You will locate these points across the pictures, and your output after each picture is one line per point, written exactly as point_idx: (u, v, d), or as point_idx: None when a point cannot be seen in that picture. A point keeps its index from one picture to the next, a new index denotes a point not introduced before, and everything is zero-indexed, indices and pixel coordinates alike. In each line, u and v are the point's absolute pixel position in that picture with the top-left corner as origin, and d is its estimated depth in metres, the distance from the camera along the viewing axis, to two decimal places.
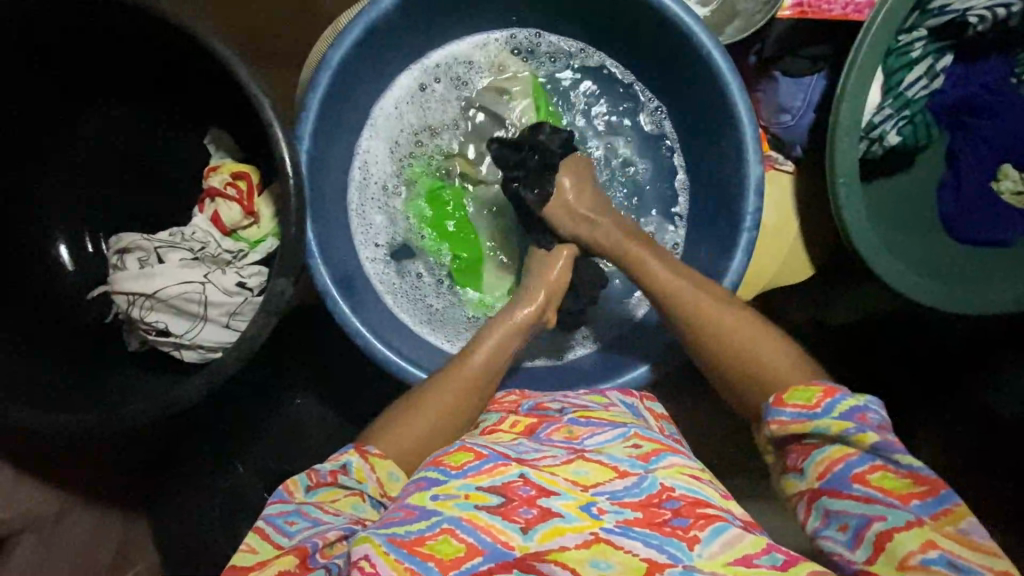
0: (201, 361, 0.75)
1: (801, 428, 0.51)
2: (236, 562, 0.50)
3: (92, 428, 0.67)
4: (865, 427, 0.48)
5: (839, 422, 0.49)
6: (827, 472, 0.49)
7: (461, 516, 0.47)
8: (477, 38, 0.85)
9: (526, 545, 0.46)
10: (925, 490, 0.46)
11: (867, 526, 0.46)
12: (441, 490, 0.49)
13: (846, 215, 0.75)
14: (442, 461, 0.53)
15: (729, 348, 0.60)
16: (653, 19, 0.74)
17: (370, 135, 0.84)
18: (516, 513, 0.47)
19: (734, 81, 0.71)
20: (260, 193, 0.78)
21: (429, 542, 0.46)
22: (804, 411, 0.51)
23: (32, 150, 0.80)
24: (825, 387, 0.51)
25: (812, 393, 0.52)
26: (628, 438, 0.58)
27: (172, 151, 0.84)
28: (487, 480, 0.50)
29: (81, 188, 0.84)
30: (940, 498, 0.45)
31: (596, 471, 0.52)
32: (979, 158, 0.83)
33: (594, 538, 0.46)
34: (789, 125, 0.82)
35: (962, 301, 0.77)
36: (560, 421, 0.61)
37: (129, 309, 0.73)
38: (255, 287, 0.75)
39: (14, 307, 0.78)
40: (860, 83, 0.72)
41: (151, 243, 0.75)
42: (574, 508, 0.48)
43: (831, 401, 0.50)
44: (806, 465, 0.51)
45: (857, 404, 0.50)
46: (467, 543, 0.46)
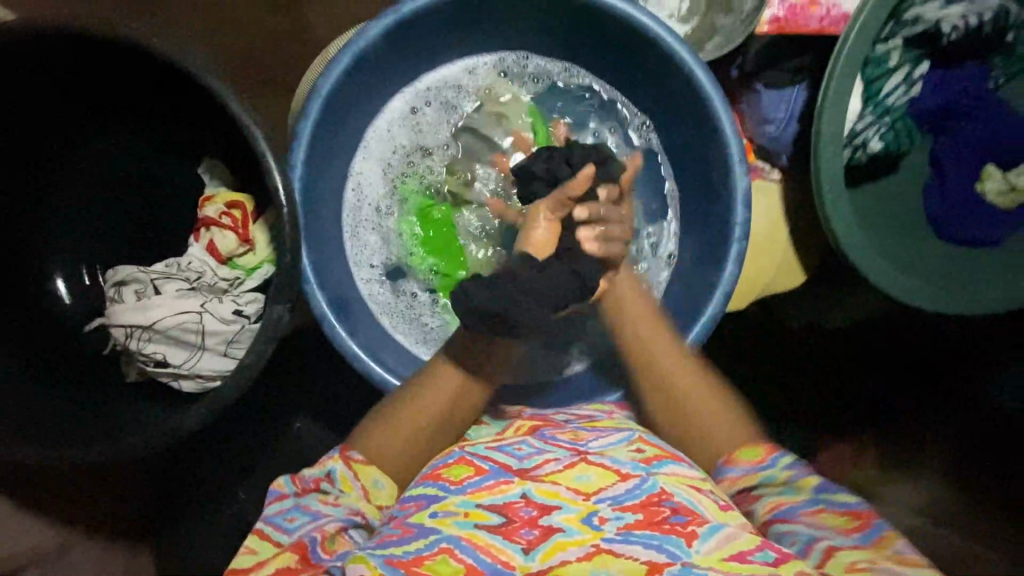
0: (197, 391, 0.75)
1: (750, 480, 0.57)
2: (237, 563, 0.52)
3: (94, 460, 0.68)
4: (803, 472, 0.56)
5: (784, 471, 0.56)
6: (775, 508, 0.54)
7: (461, 535, 0.47)
8: (465, 63, 0.86)
9: (528, 564, 0.46)
10: (860, 524, 0.51)
11: (816, 540, 0.50)
12: (440, 507, 0.49)
13: (834, 221, 0.76)
14: (442, 475, 0.53)
15: (672, 398, 0.63)
16: (637, 38, 0.75)
17: (361, 156, 0.85)
18: (518, 533, 0.48)
19: (716, 96, 0.72)
20: (254, 221, 0.79)
21: (427, 562, 0.46)
22: (753, 464, 0.57)
23: (32, 163, 0.80)
24: (766, 444, 0.59)
25: (758, 450, 0.58)
26: (632, 441, 0.57)
27: (167, 162, 0.85)
28: (487, 497, 0.50)
29: (76, 199, 0.84)
30: (875, 530, 0.51)
31: (599, 476, 0.52)
32: (960, 162, 0.85)
33: (596, 550, 0.47)
34: (774, 135, 0.83)
35: (947, 300, 0.79)
36: (564, 427, 0.61)
37: (126, 341, 0.73)
38: (251, 314, 0.75)
39: (14, 327, 0.80)
40: (839, 95, 0.73)
41: (147, 275, 0.76)
42: (576, 522, 0.48)
43: (774, 456, 0.58)
44: (755, 504, 0.55)
45: (795, 459, 0.57)
46: (467, 564, 0.46)
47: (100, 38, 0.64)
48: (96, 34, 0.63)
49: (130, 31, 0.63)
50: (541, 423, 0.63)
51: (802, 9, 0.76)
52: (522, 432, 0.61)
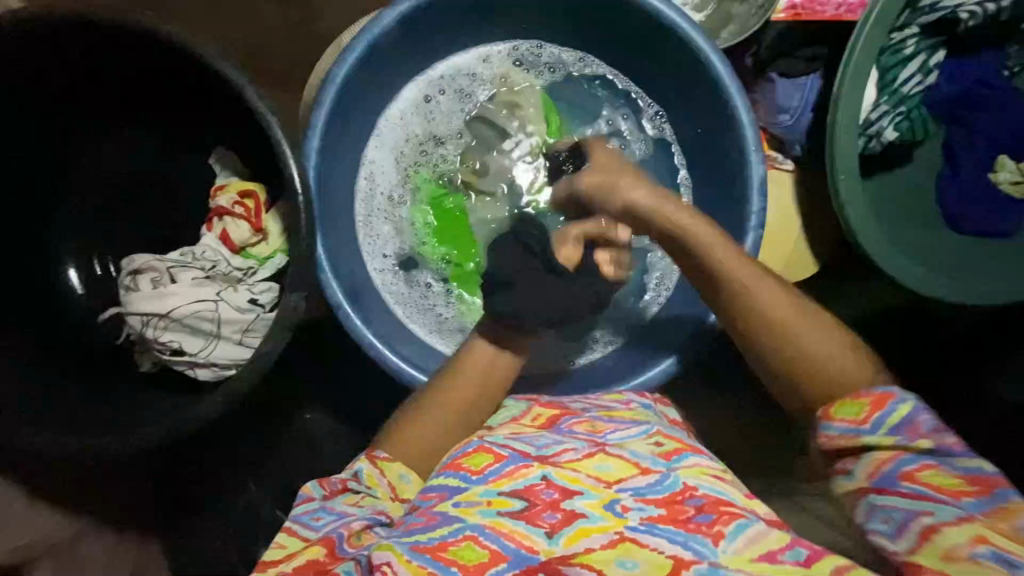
0: (212, 379, 0.75)
1: (851, 441, 0.49)
2: (265, 559, 0.51)
3: (108, 449, 0.68)
4: (914, 438, 0.48)
5: (889, 435, 0.48)
6: (875, 472, 0.48)
7: (484, 523, 0.47)
8: (479, 52, 0.86)
9: (551, 549, 0.46)
10: (978, 490, 0.46)
11: (914, 519, 0.45)
12: (463, 497, 0.49)
13: (849, 210, 0.76)
14: (462, 465, 0.52)
15: (773, 335, 0.54)
16: (653, 26, 0.75)
17: (374, 145, 0.84)
18: (541, 517, 0.48)
19: (733, 84, 0.72)
20: (267, 211, 0.79)
21: (451, 547, 0.45)
22: (854, 423, 0.49)
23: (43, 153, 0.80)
24: (873, 397, 0.49)
25: (862, 405, 0.50)
26: (652, 435, 0.57)
27: (178, 152, 0.85)
28: (508, 485, 0.50)
29: (87, 189, 0.84)
30: (995, 495, 0.45)
31: (619, 467, 0.52)
32: (974, 151, 0.85)
33: (620, 537, 0.46)
34: (788, 125, 0.82)
35: (961, 291, 0.78)
36: (582, 416, 0.61)
37: (143, 329, 0.73)
38: (267, 303, 0.75)
39: (26, 318, 0.80)
40: (855, 83, 0.73)
41: (163, 263, 0.76)
42: (597, 508, 0.48)
43: (882, 414, 0.49)
44: (856, 466, 0.49)
45: (908, 411, 0.49)
46: (491, 549, 0.46)
47: (114, 25, 0.63)
48: (110, 20, 0.63)
49: (144, 18, 0.63)
50: (558, 408, 0.62)
51: None
52: (540, 424, 0.59)
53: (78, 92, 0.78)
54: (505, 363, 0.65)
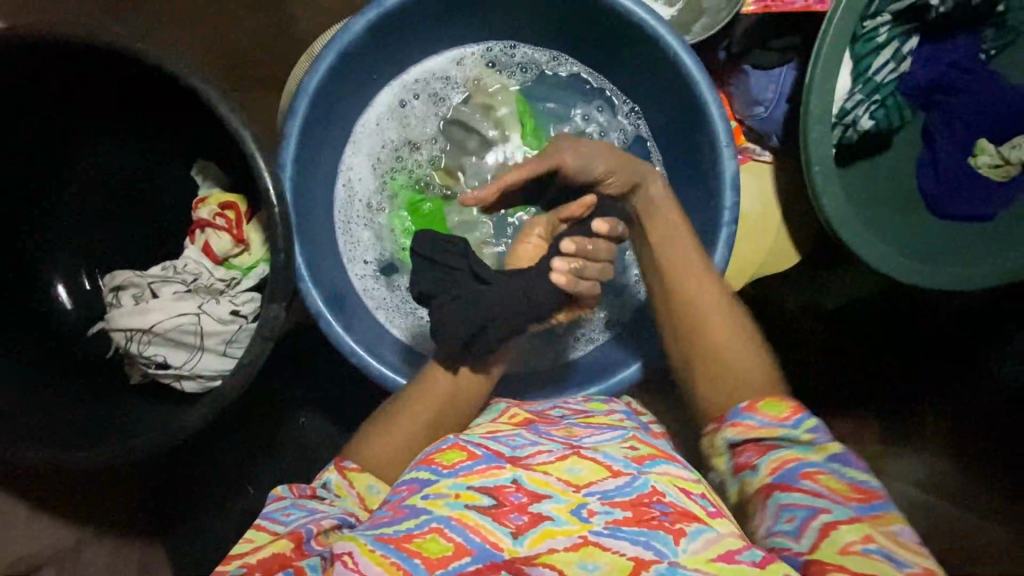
0: (200, 390, 0.76)
1: (769, 431, 0.55)
2: (231, 555, 0.51)
3: (100, 463, 0.69)
4: (825, 440, 0.54)
5: (806, 433, 0.54)
6: (781, 468, 0.53)
7: (450, 516, 0.48)
8: (453, 55, 0.86)
9: (516, 548, 0.47)
10: (863, 496, 0.51)
11: (814, 517, 0.50)
12: (432, 489, 0.50)
13: (826, 201, 0.76)
14: (434, 460, 0.53)
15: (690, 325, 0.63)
16: (622, 26, 0.75)
17: (351, 151, 0.85)
18: (508, 517, 0.48)
19: (703, 80, 0.72)
20: (248, 221, 0.80)
21: (416, 539, 0.47)
22: (775, 418, 0.55)
23: (27, 172, 0.81)
24: (794, 402, 0.56)
25: (783, 407, 0.56)
26: (626, 439, 0.58)
27: (160, 165, 0.86)
28: (479, 480, 0.51)
29: (71, 206, 0.85)
30: (874, 506, 0.50)
31: (590, 469, 0.52)
32: (953, 136, 0.84)
33: (583, 542, 0.47)
34: (763, 117, 0.82)
35: (939, 277, 0.78)
36: (559, 422, 0.63)
37: (127, 344, 0.74)
38: (249, 313, 0.76)
39: (18, 335, 0.81)
40: (827, 74, 0.73)
41: (144, 279, 0.77)
42: (565, 512, 0.49)
43: (798, 418, 0.55)
44: (761, 461, 0.54)
45: (817, 422, 0.55)
46: (456, 543, 0.47)
47: (86, 46, 0.64)
48: (82, 41, 0.63)
49: (111, 35, 0.63)
50: (538, 417, 0.64)
51: None
52: (517, 423, 0.62)
53: (71, 96, 0.77)
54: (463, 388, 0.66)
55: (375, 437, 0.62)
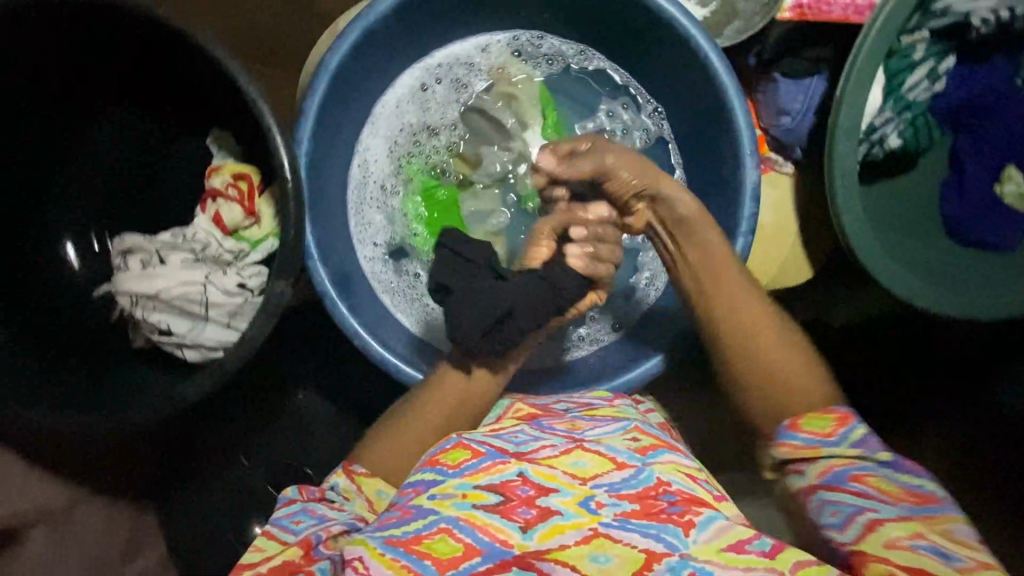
0: (201, 360, 0.75)
1: (812, 449, 0.55)
2: (242, 560, 0.51)
3: (98, 426, 0.70)
4: (873, 449, 0.54)
5: (851, 447, 0.54)
6: (828, 473, 0.53)
7: (459, 516, 0.47)
8: (479, 41, 0.85)
9: (525, 544, 0.46)
10: (917, 503, 0.50)
11: (860, 514, 0.50)
12: (438, 490, 0.50)
13: (845, 218, 0.75)
14: (440, 460, 0.53)
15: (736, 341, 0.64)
16: (653, 23, 0.73)
17: (368, 131, 0.84)
18: (515, 512, 0.48)
19: (731, 85, 0.71)
20: (260, 194, 0.79)
21: (426, 540, 0.46)
22: (817, 434, 0.56)
23: (44, 129, 0.80)
24: (839, 415, 0.56)
25: (827, 421, 0.56)
26: (629, 431, 0.59)
27: (175, 132, 0.85)
28: (485, 479, 0.50)
29: (85, 167, 0.85)
30: (928, 507, 0.49)
31: (595, 463, 0.53)
32: (979, 160, 0.83)
33: (593, 534, 0.47)
34: (789, 128, 0.81)
35: (952, 304, 0.77)
36: (563, 417, 0.63)
37: (132, 309, 0.74)
38: (255, 287, 0.76)
39: (25, 292, 0.81)
40: (859, 88, 0.71)
41: (153, 244, 0.76)
42: (573, 505, 0.49)
43: (846, 429, 0.55)
44: (807, 469, 0.55)
45: (867, 433, 0.55)
46: (465, 543, 0.46)
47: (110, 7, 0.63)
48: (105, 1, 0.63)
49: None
50: (541, 413, 0.64)
51: None
52: (522, 417, 0.63)
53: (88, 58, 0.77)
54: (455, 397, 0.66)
55: (383, 441, 0.62)
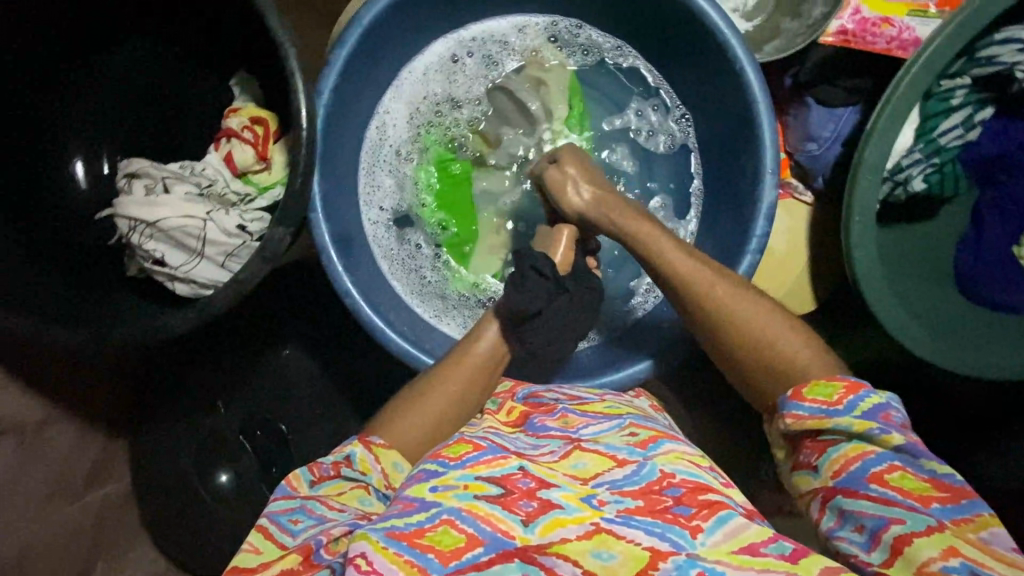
0: (190, 295, 0.75)
1: (818, 423, 0.51)
2: (239, 562, 0.48)
3: (82, 344, 0.70)
4: (887, 427, 0.49)
5: (861, 421, 0.49)
6: (842, 471, 0.49)
7: (461, 507, 0.45)
8: (516, 21, 0.84)
9: (527, 537, 0.44)
10: (946, 496, 0.45)
11: (884, 528, 0.45)
12: (440, 481, 0.48)
13: (856, 254, 0.74)
14: (441, 453, 0.52)
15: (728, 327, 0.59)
16: (692, 26, 0.72)
17: (392, 95, 0.83)
18: (517, 505, 0.46)
19: (762, 99, 0.69)
20: (276, 141, 0.79)
21: (428, 534, 0.44)
22: (823, 406, 0.51)
23: (74, 44, 0.80)
24: (848, 383, 0.51)
25: (833, 389, 0.51)
26: (625, 428, 0.59)
27: (203, 67, 0.84)
28: (486, 471, 0.50)
29: (108, 88, 0.84)
30: (962, 506, 0.45)
31: (594, 462, 0.52)
32: (1003, 219, 0.81)
33: (596, 529, 0.45)
34: (814, 155, 0.80)
35: (954, 358, 0.75)
36: (554, 412, 0.62)
37: (129, 234, 0.74)
38: (254, 232, 0.75)
39: (30, 202, 0.81)
40: (890, 124, 0.70)
41: (160, 172, 0.76)
42: (575, 500, 0.47)
43: (854, 399, 0.50)
44: (820, 463, 0.50)
45: (879, 402, 0.50)
46: (467, 533, 0.44)
47: None
48: None
49: None
50: (532, 410, 0.63)
51: (873, 26, 0.73)
52: (514, 420, 0.62)
53: None
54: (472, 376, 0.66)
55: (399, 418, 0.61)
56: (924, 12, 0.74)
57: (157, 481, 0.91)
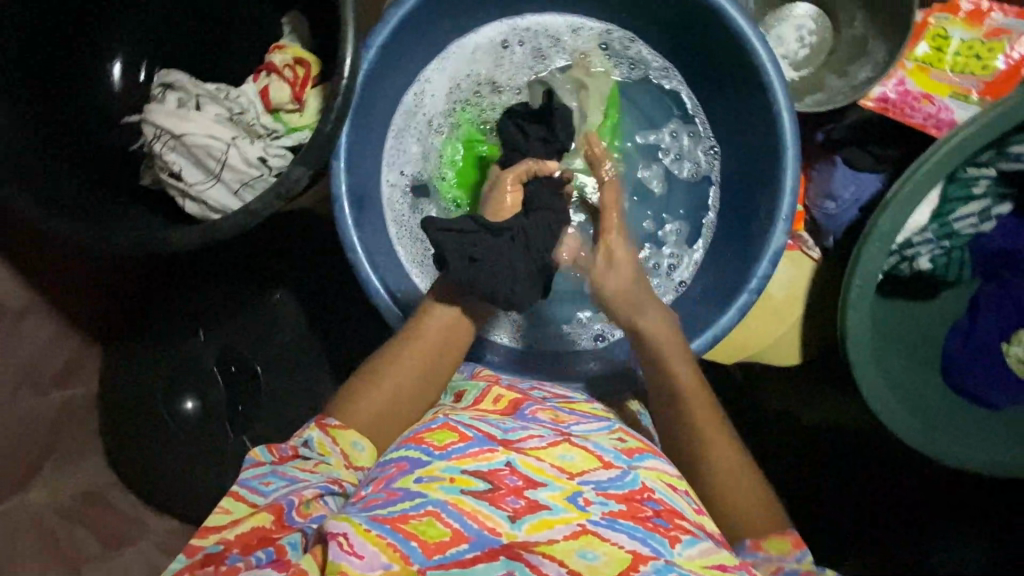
0: (197, 215, 0.75)
1: (771, 568, 0.55)
2: (208, 523, 0.51)
3: (83, 239, 0.71)
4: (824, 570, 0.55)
5: (806, 567, 0.55)
6: None
7: (448, 500, 0.46)
8: (573, 21, 0.85)
9: (513, 533, 0.46)
10: None
11: None
12: (425, 473, 0.49)
13: (849, 319, 0.75)
14: (425, 440, 0.53)
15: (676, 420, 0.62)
16: (741, 62, 0.73)
17: (437, 65, 0.84)
18: (504, 500, 0.48)
19: (790, 147, 0.70)
20: (313, 86, 0.79)
21: (413, 521, 0.45)
22: (775, 554, 0.56)
23: None
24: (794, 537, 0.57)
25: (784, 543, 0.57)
26: (614, 432, 0.61)
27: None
28: (472, 465, 0.50)
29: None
30: None
31: (582, 459, 0.53)
32: (999, 315, 0.82)
33: (582, 530, 0.46)
34: (830, 213, 0.81)
35: (920, 438, 0.76)
36: (545, 406, 0.64)
37: (152, 141, 0.74)
38: (274, 167, 0.75)
39: (63, 92, 0.82)
40: (909, 199, 0.71)
41: (195, 90, 0.77)
42: (561, 500, 0.49)
43: (800, 553, 0.56)
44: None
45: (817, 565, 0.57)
46: (452, 528, 0.45)
47: None
48: None
49: None
50: (513, 403, 0.63)
51: (913, 99, 0.74)
52: (503, 407, 0.62)
53: None
54: (431, 354, 0.65)
55: (352, 400, 0.61)
56: (966, 97, 0.74)
57: (126, 391, 0.91)
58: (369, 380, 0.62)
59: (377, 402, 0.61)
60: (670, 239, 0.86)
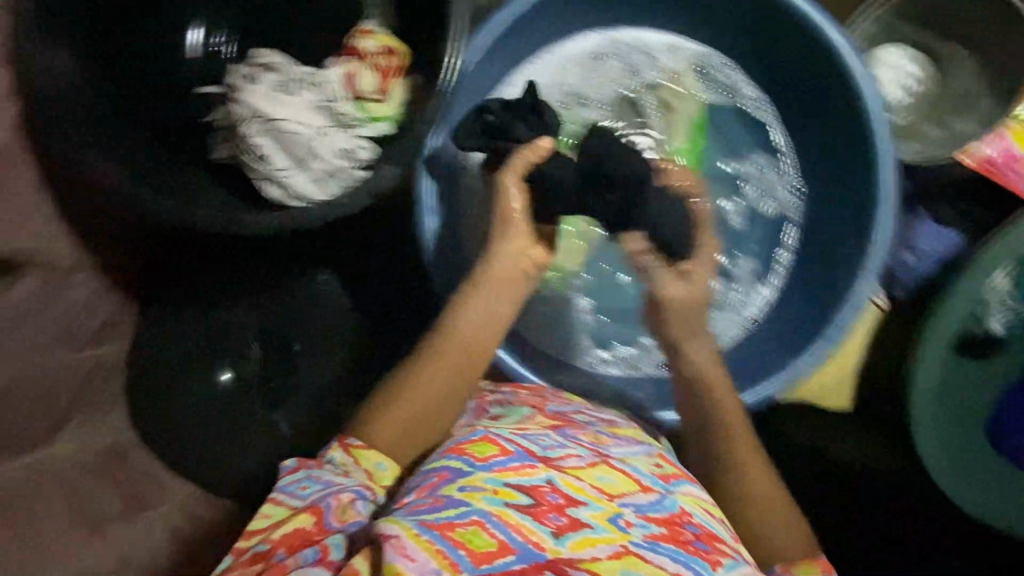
0: (282, 203, 0.74)
1: None
2: (255, 524, 0.58)
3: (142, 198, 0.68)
4: None
5: None
6: None
7: (491, 512, 0.46)
8: (670, 41, 0.83)
9: (558, 549, 0.45)
10: None
11: None
12: (467, 483, 0.49)
13: (916, 370, 0.77)
14: (466, 451, 0.52)
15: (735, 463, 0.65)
16: (848, 105, 0.72)
17: (527, 69, 0.82)
18: (547, 517, 0.47)
19: (887, 199, 0.70)
20: (399, 76, 0.78)
21: (459, 529, 0.44)
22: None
23: None
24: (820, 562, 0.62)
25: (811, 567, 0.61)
26: (652, 455, 0.61)
27: None
28: (514, 479, 0.50)
29: None
30: None
31: (620, 480, 0.54)
32: None
33: (625, 551, 0.47)
34: (909, 264, 0.81)
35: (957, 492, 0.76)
36: (585, 427, 0.63)
37: (245, 122, 0.71)
38: (363, 160, 0.73)
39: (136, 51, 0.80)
40: (989, 264, 0.72)
41: (288, 71, 0.75)
42: (603, 520, 0.49)
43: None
44: None
45: None
46: (499, 540, 0.45)
47: None
48: None
49: None
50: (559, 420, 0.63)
51: (1014, 162, 0.74)
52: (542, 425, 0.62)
53: None
54: (465, 360, 0.64)
55: (385, 410, 0.62)
56: None
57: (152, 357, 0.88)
58: (401, 389, 0.63)
59: (409, 411, 0.62)
60: (741, 275, 0.84)
